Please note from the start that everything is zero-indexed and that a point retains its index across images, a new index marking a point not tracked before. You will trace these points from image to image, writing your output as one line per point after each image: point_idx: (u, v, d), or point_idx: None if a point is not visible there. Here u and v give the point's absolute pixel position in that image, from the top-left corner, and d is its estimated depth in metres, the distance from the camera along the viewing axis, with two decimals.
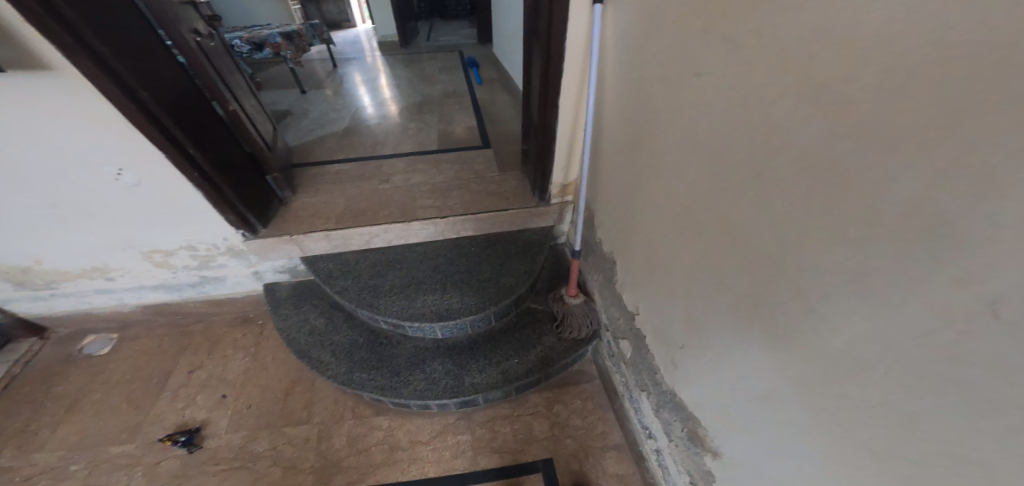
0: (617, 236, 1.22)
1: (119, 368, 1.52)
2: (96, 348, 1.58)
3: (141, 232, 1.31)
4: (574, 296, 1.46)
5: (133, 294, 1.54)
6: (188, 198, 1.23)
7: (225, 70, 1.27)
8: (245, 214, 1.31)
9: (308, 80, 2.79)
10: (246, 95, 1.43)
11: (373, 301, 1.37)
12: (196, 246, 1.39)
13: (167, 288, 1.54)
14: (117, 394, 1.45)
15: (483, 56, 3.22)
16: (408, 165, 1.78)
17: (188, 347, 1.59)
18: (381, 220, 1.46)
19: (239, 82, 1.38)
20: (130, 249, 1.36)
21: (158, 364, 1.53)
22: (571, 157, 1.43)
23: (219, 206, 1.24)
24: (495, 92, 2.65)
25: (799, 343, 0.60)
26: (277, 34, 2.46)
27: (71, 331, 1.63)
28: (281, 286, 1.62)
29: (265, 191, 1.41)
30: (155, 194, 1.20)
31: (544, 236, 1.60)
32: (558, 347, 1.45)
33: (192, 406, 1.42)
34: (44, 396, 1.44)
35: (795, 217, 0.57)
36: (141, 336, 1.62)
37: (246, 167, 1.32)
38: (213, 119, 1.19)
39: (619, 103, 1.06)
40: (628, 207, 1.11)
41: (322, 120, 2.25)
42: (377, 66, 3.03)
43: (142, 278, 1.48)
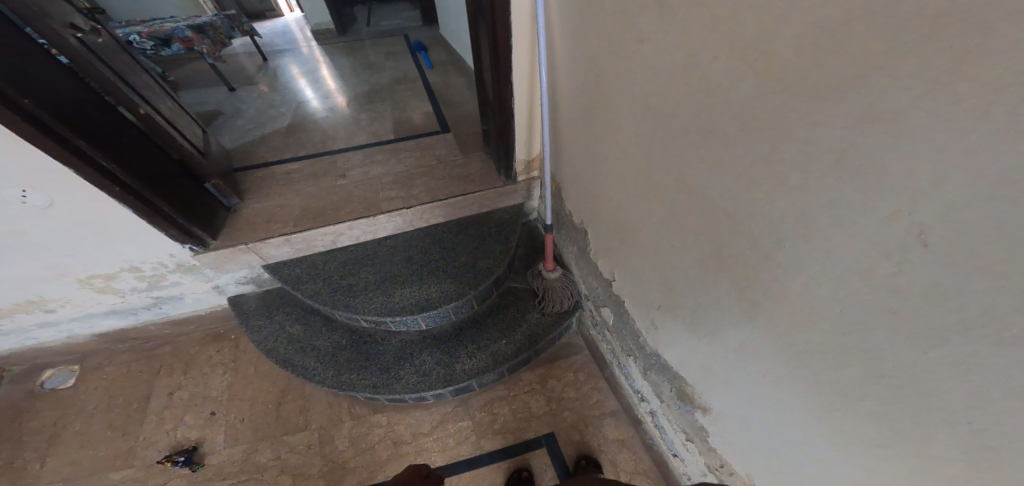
0: (584, 206, 1.19)
1: (92, 399, 1.48)
2: (58, 381, 1.53)
3: (72, 257, 1.26)
4: (552, 270, 1.43)
5: (81, 324, 1.49)
6: (114, 215, 1.19)
7: (123, 70, 1.19)
8: (187, 226, 1.26)
9: (234, 76, 2.67)
10: (158, 96, 1.34)
11: (350, 301, 1.33)
12: (139, 267, 1.36)
13: (118, 313, 1.50)
14: (96, 424, 1.41)
15: (431, 37, 3.10)
16: (365, 157, 1.71)
17: (162, 369, 1.55)
18: (343, 217, 1.41)
19: (145, 82, 1.30)
20: (63, 277, 1.31)
21: (133, 390, 1.50)
22: (531, 131, 1.37)
23: (154, 221, 1.19)
24: (449, 73, 2.56)
25: (761, 293, 0.58)
26: (186, 28, 2.33)
27: (28, 367, 1.56)
28: (249, 297, 1.57)
29: (205, 200, 1.36)
30: (72, 213, 1.15)
31: (515, 214, 1.56)
32: (542, 322, 1.45)
33: (182, 426, 1.40)
34: (18, 434, 1.40)
35: (738, 166, 0.54)
36: (107, 364, 1.57)
37: (174, 174, 1.26)
38: (122, 126, 1.13)
39: (568, 68, 1.00)
40: (590, 175, 1.07)
41: (261, 119, 2.15)
42: (315, 57, 2.90)
43: (85, 306, 1.43)
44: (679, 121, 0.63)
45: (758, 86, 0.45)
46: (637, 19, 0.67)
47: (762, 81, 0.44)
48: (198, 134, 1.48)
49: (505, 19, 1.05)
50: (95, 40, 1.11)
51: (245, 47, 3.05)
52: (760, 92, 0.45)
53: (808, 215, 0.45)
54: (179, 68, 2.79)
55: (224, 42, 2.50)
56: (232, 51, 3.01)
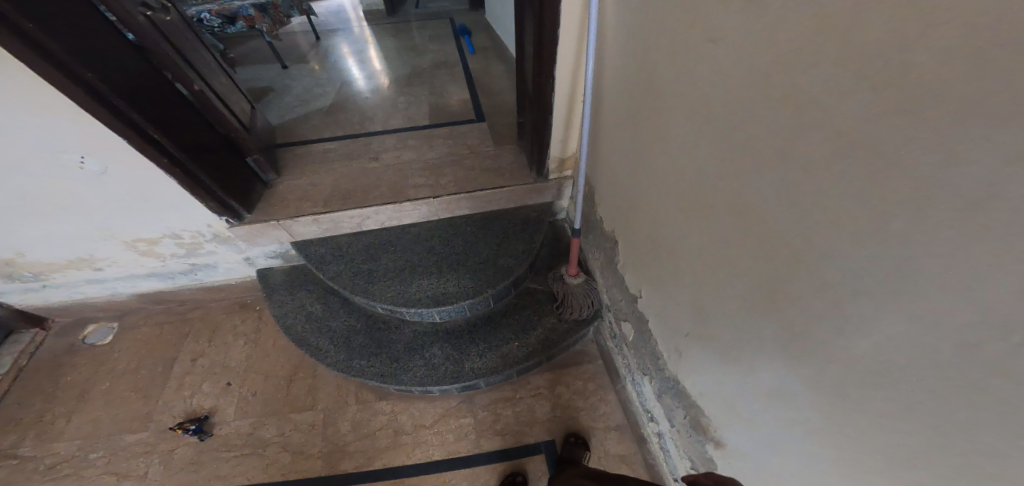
0: (618, 213, 1.11)
1: (124, 357, 1.54)
2: (99, 337, 1.60)
3: (121, 221, 1.29)
4: (575, 275, 1.37)
5: (125, 283, 1.53)
6: (160, 185, 1.20)
7: (187, 47, 1.19)
8: (225, 199, 1.26)
9: (288, 53, 2.69)
10: (214, 73, 1.34)
11: (366, 287, 1.31)
12: (180, 235, 1.37)
13: (159, 276, 1.53)
14: (125, 383, 1.47)
15: (475, 23, 3.04)
16: (398, 140, 1.68)
17: (189, 335, 1.58)
18: (371, 201, 1.38)
19: (205, 57, 1.30)
20: (112, 239, 1.35)
21: (162, 352, 1.54)
22: (568, 127, 1.29)
23: (197, 195, 1.20)
24: (490, 60, 2.50)
25: (817, 336, 0.51)
26: (249, 6, 2.33)
27: (74, 320, 1.64)
28: (277, 271, 1.57)
29: (245, 174, 1.36)
30: (124, 180, 1.17)
31: (542, 213, 1.51)
32: (559, 329, 1.39)
33: (198, 394, 1.43)
34: (56, 386, 1.47)
35: (820, 196, 0.46)
36: (142, 325, 1.63)
37: (220, 149, 1.26)
38: (177, 100, 1.12)
39: (620, 64, 0.93)
40: (630, 181, 1.00)
41: (307, 96, 2.16)
42: (363, 37, 2.91)
43: (130, 267, 1.47)
44: (749, 129, 0.56)
45: (871, 104, 0.38)
46: (712, 13, 0.59)
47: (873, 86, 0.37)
48: (245, 108, 1.48)
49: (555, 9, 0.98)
50: (167, 19, 1.11)
51: (301, 26, 3.08)
52: (868, 100, 0.38)
53: (903, 250, 0.38)
54: (234, 42, 2.87)
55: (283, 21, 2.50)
56: (288, 29, 3.04)
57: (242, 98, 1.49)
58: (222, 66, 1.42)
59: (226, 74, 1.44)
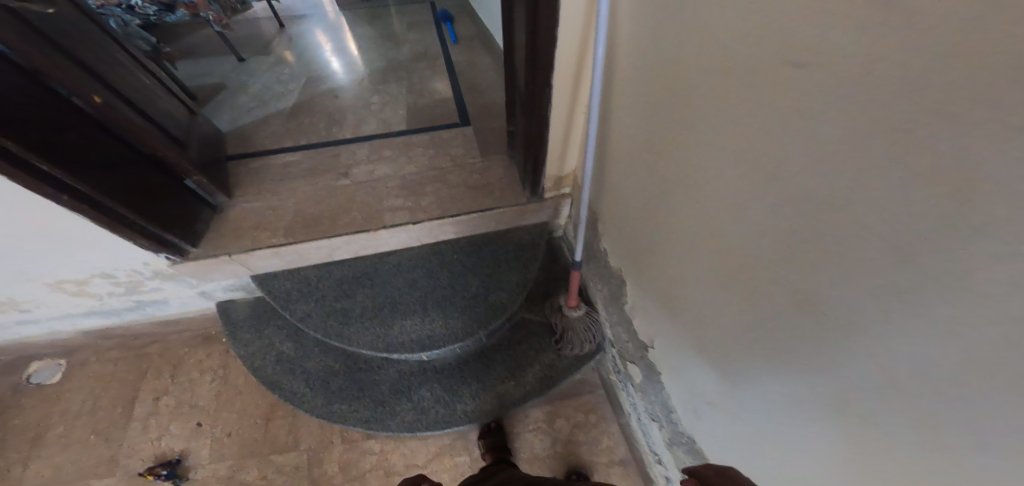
0: (630, 247, 0.98)
1: (76, 397, 1.28)
2: (45, 376, 1.33)
3: (34, 262, 1.09)
4: (575, 307, 1.23)
5: (62, 322, 1.32)
6: (68, 223, 1.00)
7: (79, 49, 0.96)
8: (161, 232, 1.08)
9: (248, 44, 2.42)
10: (125, 76, 1.12)
11: (344, 330, 1.16)
12: (112, 273, 1.18)
13: (101, 313, 1.32)
14: (83, 425, 1.23)
15: (456, 6, 2.80)
16: (371, 151, 1.50)
17: (152, 368, 1.33)
18: (339, 230, 1.22)
19: (108, 58, 1.07)
20: (30, 280, 1.15)
21: (121, 389, 1.29)
22: (567, 143, 1.15)
23: (123, 231, 1.02)
24: (474, 50, 2.29)
25: (910, 461, 0.40)
26: None
27: (10, 360, 1.37)
28: (238, 304, 1.40)
29: (183, 199, 1.17)
30: (21, 220, 0.96)
31: (539, 234, 1.37)
32: (558, 366, 1.28)
33: (167, 435, 1.20)
34: (3, 432, 1.22)
35: (928, 323, 0.34)
36: (94, 360, 1.37)
37: (144, 174, 1.07)
38: (83, 124, 0.92)
39: (639, 83, 0.77)
40: (645, 217, 0.88)
41: (265, 96, 1.92)
42: (335, 24, 2.64)
43: (62, 306, 1.26)
44: (812, 198, 0.43)
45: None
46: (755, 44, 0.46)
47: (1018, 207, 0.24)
48: (178, 117, 1.26)
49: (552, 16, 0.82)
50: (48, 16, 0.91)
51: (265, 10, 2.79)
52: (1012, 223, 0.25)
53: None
54: (188, 29, 2.57)
55: None
56: (251, 16, 2.73)
57: (177, 106, 1.29)
58: (134, 66, 1.19)
59: (143, 76, 1.21)
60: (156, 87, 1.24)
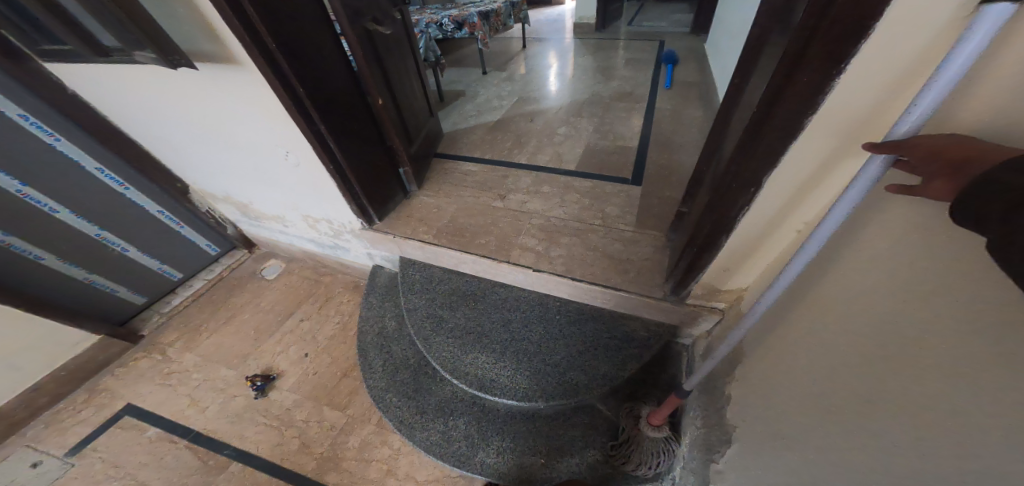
0: (763, 432, 0.71)
1: (269, 295, 1.76)
2: (269, 272, 1.88)
3: (305, 200, 1.46)
4: (657, 428, 1.00)
5: (299, 241, 1.75)
6: (329, 185, 1.31)
7: (389, 63, 1.32)
8: (365, 205, 1.35)
9: (492, 59, 2.85)
10: (406, 84, 1.47)
11: (427, 336, 1.23)
12: (333, 221, 1.50)
13: (319, 244, 1.70)
14: (253, 321, 1.65)
15: (686, 49, 2.61)
16: (534, 182, 1.54)
17: (312, 296, 1.71)
18: (473, 248, 1.29)
19: (403, 70, 1.45)
20: (297, 210, 1.55)
21: (290, 302, 1.70)
22: (742, 258, 0.90)
23: (345, 197, 1.30)
24: (685, 100, 2.07)
25: None
26: (476, 14, 2.41)
27: (266, 253, 1.99)
28: (384, 273, 1.64)
29: (390, 184, 1.44)
30: (309, 175, 1.31)
31: (658, 335, 1.15)
32: (597, 470, 1.05)
33: (283, 354, 1.50)
34: (222, 302, 1.76)
35: None
36: (294, 273, 1.85)
37: (378, 158, 1.35)
38: (361, 109, 1.23)
39: (879, 233, 0.51)
40: (810, 418, 0.59)
41: (484, 107, 2.21)
42: (567, 49, 2.85)
43: (302, 231, 1.67)
44: None
45: None
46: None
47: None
48: (417, 118, 1.57)
49: (785, 116, 0.62)
50: (385, 34, 1.27)
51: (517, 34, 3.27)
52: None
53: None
54: (455, 46, 3.23)
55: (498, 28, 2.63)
56: (506, 37, 3.26)
57: (421, 110, 1.63)
58: (415, 76, 1.57)
59: (416, 84, 1.58)
60: (418, 92, 1.59)
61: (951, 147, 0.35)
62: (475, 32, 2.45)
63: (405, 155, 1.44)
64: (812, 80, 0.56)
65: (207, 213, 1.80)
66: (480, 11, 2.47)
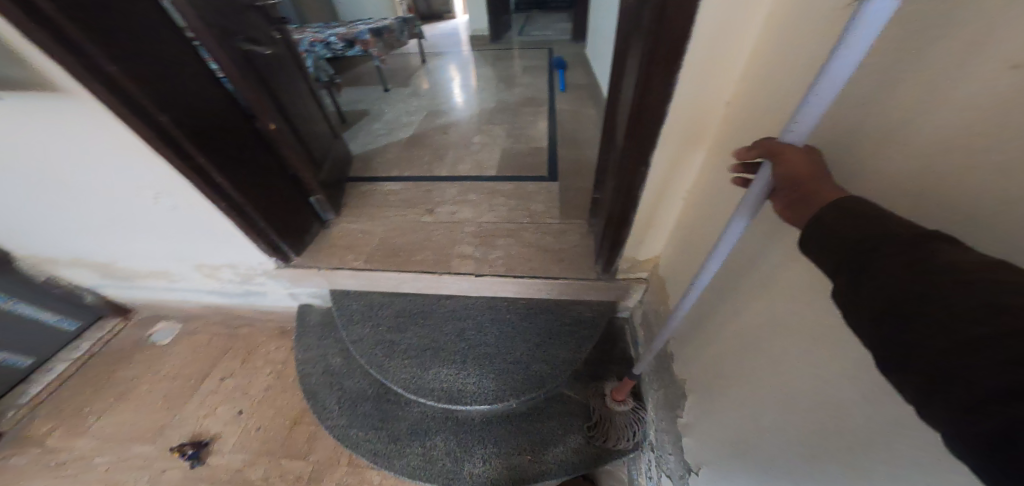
0: (703, 363, 0.85)
1: (172, 360, 1.48)
2: (160, 337, 1.57)
3: (192, 247, 1.28)
4: (621, 402, 1.12)
5: (193, 295, 1.52)
6: (220, 226, 1.18)
7: (279, 86, 1.21)
8: (276, 241, 1.24)
9: (390, 76, 2.80)
10: (303, 106, 1.36)
11: (384, 362, 1.19)
12: (236, 266, 1.34)
13: (219, 294, 1.49)
14: (162, 388, 1.39)
15: (573, 55, 2.88)
16: (459, 193, 1.57)
17: (232, 350, 1.50)
18: (411, 266, 1.27)
19: (297, 92, 1.33)
20: (183, 260, 1.34)
21: (202, 363, 1.46)
22: (654, 226, 1.06)
23: (248, 234, 1.18)
24: (580, 100, 2.30)
25: None
26: (366, 32, 2.33)
27: (151, 315, 1.66)
28: (314, 311, 1.51)
29: (302, 214, 1.33)
30: (190, 217, 1.16)
31: (601, 313, 1.27)
32: (584, 453, 1.11)
33: (213, 416, 1.29)
34: (109, 377, 1.44)
35: None
36: (199, 331, 1.59)
37: (283, 189, 1.24)
38: (249, 136, 1.10)
39: None
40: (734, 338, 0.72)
41: (392, 124, 2.16)
42: (466, 62, 2.94)
43: (196, 283, 1.45)
44: None
45: None
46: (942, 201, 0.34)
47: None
48: (321, 141, 1.48)
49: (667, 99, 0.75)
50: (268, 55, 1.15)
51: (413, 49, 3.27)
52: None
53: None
54: (349, 65, 3.11)
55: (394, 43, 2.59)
56: (402, 52, 3.24)
57: (326, 133, 1.53)
58: (312, 97, 1.47)
59: (314, 105, 1.47)
60: (318, 114, 1.49)
61: (805, 172, 0.39)
62: (369, 49, 2.38)
63: (315, 182, 1.34)
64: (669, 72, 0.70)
65: (52, 283, 1.49)
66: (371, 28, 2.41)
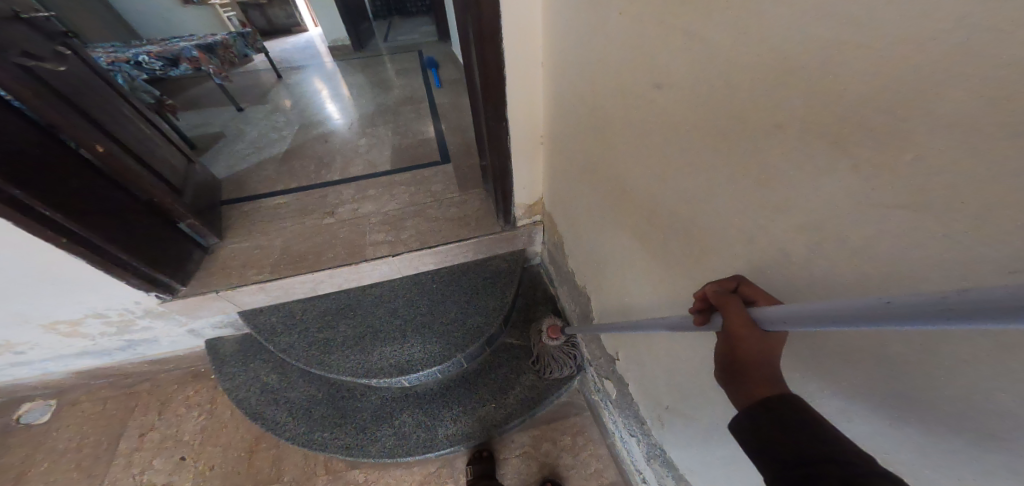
0: (581, 262, 1.08)
1: (61, 438, 1.29)
2: (34, 417, 1.34)
3: (37, 304, 1.09)
4: (555, 338, 1.30)
5: (56, 363, 1.32)
6: (70, 268, 1.01)
7: (93, 104, 1.02)
8: (151, 273, 1.10)
9: (247, 95, 2.62)
10: (134, 125, 1.18)
11: (325, 358, 1.22)
12: (105, 313, 1.18)
13: (92, 354, 1.33)
14: (67, 464, 1.23)
15: (441, 53, 3.04)
16: (357, 191, 1.62)
17: (139, 407, 1.36)
18: (325, 263, 1.30)
19: (120, 110, 1.14)
20: (26, 323, 1.14)
21: (106, 429, 1.31)
22: (532, 175, 1.26)
23: (113, 271, 1.03)
24: (456, 93, 2.46)
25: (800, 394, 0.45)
26: (193, 47, 2.10)
27: (6, 401, 1.39)
28: (227, 341, 1.43)
29: (176, 242, 1.20)
30: (21, 264, 0.96)
31: (514, 261, 1.47)
32: (538, 386, 1.33)
33: (148, 472, 1.21)
34: None
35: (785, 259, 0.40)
36: (84, 400, 1.39)
37: (141, 216, 1.09)
38: (77, 166, 0.94)
39: (565, 107, 0.87)
40: (585, 223, 0.94)
41: (261, 143, 2.07)
42: (332, 73, 2.88)
43: (57, 348, 1.26)
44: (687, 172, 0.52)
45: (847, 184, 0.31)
46: (638, 97, 0.56)
47: (828, 192, 0.33)
48: (175, 160, 1.32)
49: (499, 56, 0.92)
50: (61, 69, 0.96)
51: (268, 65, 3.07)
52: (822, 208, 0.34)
53: (864, 340, 0.36)
54: (192, 86, 2.80)
55: (231, 60, 2.35)
56: (254, 69, 3.02)
57: (176, 154, 1.34)
58: (143, 114, 1.26)
59: (149, 123, 1.28)
60: (160, 132, 1.31)
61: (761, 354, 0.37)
62: (200, 66, 2.13)
63: (178, 204, 1.20)
64: (491, 33, 0.87)
65: None
66: (198, 44, 2.16)
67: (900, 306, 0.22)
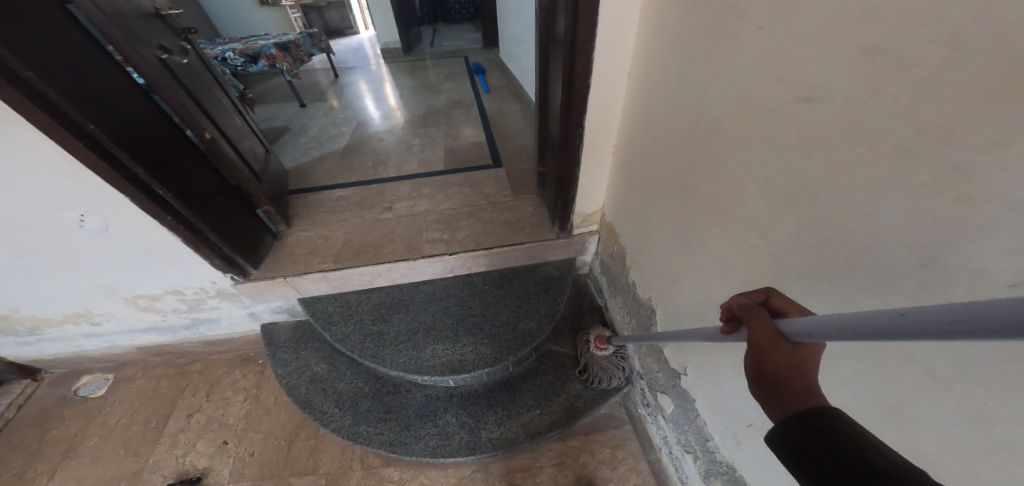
0: (648, 274, 1.07)
1: (116, 412, 1.33)
2: (90, 390, 1.40)
3: (124, 279, 1.14)
4: (603, 348, 1.28)
5: (124, 337, 1.37)
6: (163, 245, 1.06)
7: (203, 93, 1.09)
8: (232, 255, 1.14)
9: (304, 91, 2.73)
10: (230, 116, 1.24)
11: (377, 352, 1.23)
12: (182, 291, 1.22)
13: (158, 330, 1.37)
14: (119, 437, 1.27)
15: (487, 61, 3.09)
16: (412, 189, 1.65)
17: (188, 388, 1.39)
18: (383, 257, 1.32)
19: (222, 102, 1.21)
20: (112, 296, 1.20)
21: (156, 407, 1.34)
22: (596, 183, 1.26)
23: (201, 252, 1.07)
24: (504, 99, 2.50)
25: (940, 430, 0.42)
26: (272, 45, 2.20)
27: (68, 371, 1.45)
28: (280, 326, 1.46)
29: (253, 228, 1.24)
30: (126, 239, 1.02)
31: (566, 269, 1.46)
32: (584, 396, 1.31)
33: (192, 452, 1.23)
34: (41, 441, 1.27)
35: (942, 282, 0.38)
36: (138, 377, 1.43)
37: (229, 200, 1.14)
38: (185, 149, 1.00)
39: (654, 118, 0.88)
40: (665, 236, 0.93)
41: (321, 138, 2.13)
42: (382, 74, 2.97)
43: (130, 322, 1.31)
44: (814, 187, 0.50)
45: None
46: (760, 110, 0.56)
47: (1010, 215, 0.32)
48: (258, 151, 1.38)
49: (588, 65, 0.93)
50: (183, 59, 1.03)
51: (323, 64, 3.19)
52: (1001, 234, 0.32)
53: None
54: (252, 81, 2.93)
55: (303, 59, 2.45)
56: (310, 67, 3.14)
57: (258, 146, 1.40)
58: (237, 107, 1.33)
59: (241, 116, 1.35)
60: (249, 125, 1.38)
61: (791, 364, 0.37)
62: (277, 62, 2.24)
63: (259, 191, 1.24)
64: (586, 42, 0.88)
65: None
66: (276, 42, 2.27)
67: (915, 318, 0.26)
